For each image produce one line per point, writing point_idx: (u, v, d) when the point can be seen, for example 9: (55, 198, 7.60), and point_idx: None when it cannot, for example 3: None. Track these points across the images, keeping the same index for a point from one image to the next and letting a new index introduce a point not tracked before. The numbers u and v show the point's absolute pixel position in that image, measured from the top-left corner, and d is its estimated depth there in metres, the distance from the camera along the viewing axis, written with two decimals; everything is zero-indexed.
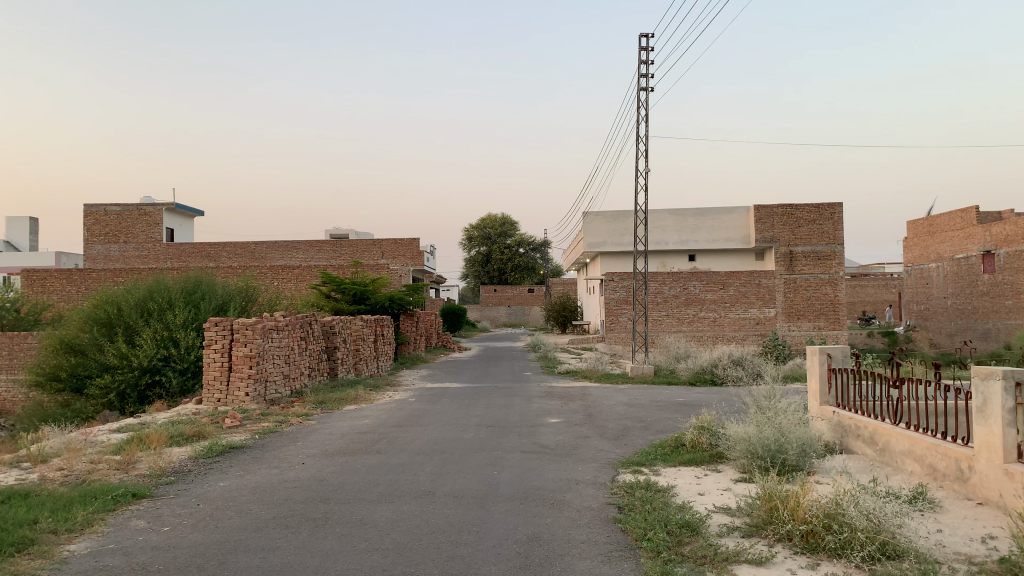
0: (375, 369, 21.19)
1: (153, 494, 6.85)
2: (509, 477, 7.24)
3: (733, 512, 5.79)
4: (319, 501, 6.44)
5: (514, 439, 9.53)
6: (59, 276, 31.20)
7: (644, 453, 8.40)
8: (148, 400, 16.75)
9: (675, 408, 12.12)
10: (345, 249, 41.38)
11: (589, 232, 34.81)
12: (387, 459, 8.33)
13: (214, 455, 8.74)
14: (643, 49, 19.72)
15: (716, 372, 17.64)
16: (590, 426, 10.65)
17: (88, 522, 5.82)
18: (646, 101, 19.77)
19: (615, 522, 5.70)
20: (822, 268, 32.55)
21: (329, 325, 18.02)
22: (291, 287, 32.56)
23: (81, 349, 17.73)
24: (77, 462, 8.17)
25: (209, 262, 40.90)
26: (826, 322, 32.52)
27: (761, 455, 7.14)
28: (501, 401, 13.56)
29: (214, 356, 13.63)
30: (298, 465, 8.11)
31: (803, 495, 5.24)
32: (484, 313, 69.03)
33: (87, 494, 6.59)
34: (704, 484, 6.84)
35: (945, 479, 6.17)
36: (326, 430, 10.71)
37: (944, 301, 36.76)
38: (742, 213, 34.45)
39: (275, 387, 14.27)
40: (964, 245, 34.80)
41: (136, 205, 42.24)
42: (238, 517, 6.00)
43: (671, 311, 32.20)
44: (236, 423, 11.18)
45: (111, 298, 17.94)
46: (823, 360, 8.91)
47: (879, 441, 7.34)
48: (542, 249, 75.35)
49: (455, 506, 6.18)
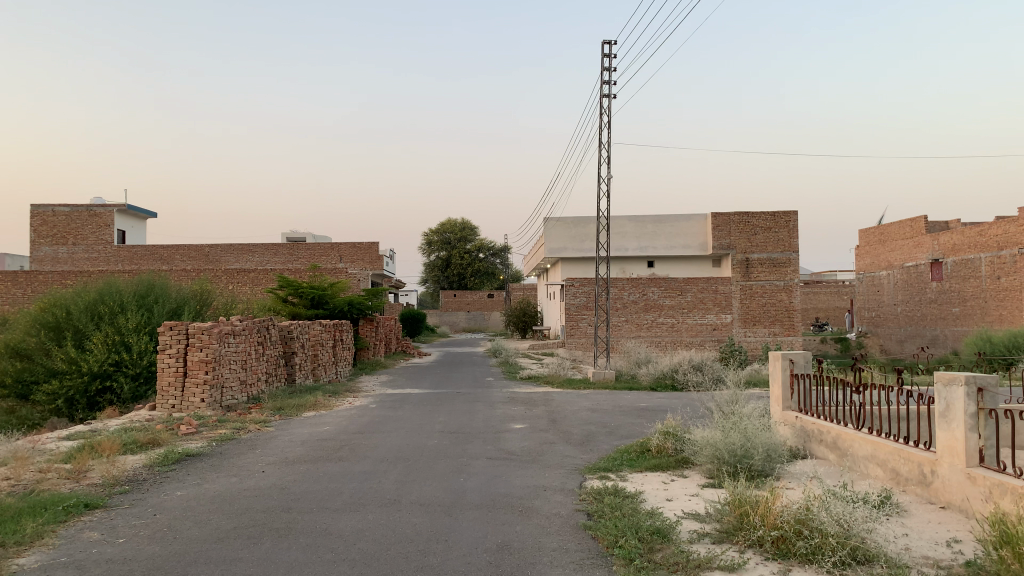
0: (334, 375, 20.91)
1: (107, 505, 6.60)
2: (476, 484, 7.14)
3: (703, 518, 5.78)
4: (281, 510, 6.27)
5: (479, 445, 9.44)
6: (4, 279, 30.21)
7: (609, 459, 8.38)
8: (99, 407, 16.24)
9: (639, 413, 12.15)
10: (303, 253, 40.86)
11: (550, 237, 34.86)
12: (350, 466, 8.16)
13: (169, 463, 8.47)
14: (606, 56, 19.80)
15: (677, 377, 17.72)
16: (554, 432, 10.61)
17: (38, 534, 5.57)
18: (610, 107, 19.87)
19: (585, 529, 5.65)
20: (778, 275, 33.07)
21: (287, 330, 17.71)
22: (247, 290, 31.97)
23: (28, 353, 17.15)
24: (25, 471, 7.85)
25: (162, 264, 40.02)
26: (782, 328, 33.03)
27: (727, 461, 7.16)
28: (463, 407, 13.45)
29: (169, 361, 13.28)
30: (258, 474, 7.90)
31: (773, 501, 5.25)
32: (443, 318, 68.71)
33: (35, 504, 6.32)
34: (672, 490, 6.82)
35: (908, 484, 6.24)
36: (285, 437, 10.48)
37: (894, 308, 37.61)
38: (700, 221, 34.85)
39: (232, 393, 13.94)
40: (913, 253, 35.70)
41: (86, 206, 41.17)
42: (197, 527, 5.80)
43: (631, 317, 32.37)
44: (192, 430, 10.89)
45: (60, 301, 17.43)
46: (786, 366, 9.00)
47: (842, 446, 7.41)
48: (502, 255, 75.47)
49: (422, 514, 6.08)
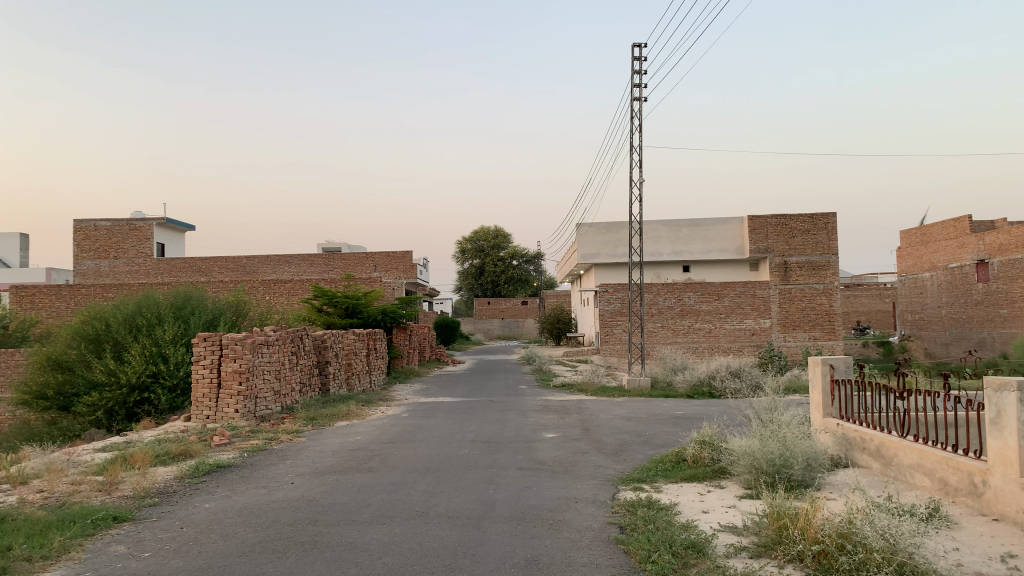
0: (368, 384, 20.93)
1: (135, 517, 6.57)
2: (506, 496, 7.00)
3: (740, 531, 5.56)
4: (308, 523, 6.19)
5: (510, 455, 9.30)
6: (49, 292, 30.87)
7: (644, 469, 8.15)
8: (137, 417, 16.42)
9: (675, 422, 11.90)
10: (338, 263, 41.14)
11: (583, 243, 34.63)
12: (379, 477, 8.06)
13: (200, 475, 8.45)
14: (636, 59, 19.59)
15: (714, 384, 17.40)
16: (587, 440, 10.41)
17: (65, 548, 5.55)
18: (640, 111, 19.64)
19: (617, 544, 5.46)
20: (817, 278, 32.43)
21: (321, 339, 17.74)
22: (283, 301, 32.24)
23: (68, 365, 17.40)
24: (58, 483, 7.89)
25: (200, 276, 40.60)
26: (822, 332, 32.40)
27: (765, 470, 6.91)
28: (496, 416, 13.31)
29: (203, 372, 13.36)
30: (287, 485, 7.84)
31: (813, 514, 5.01)
32: (477, 326, 68.88)
33: (65, 517, 6.32)
34: (708, 501, 6.60)
35: (957, 495, 5.96)
36: (317, 447, 10.43)
37: (938, 310, 36.68)
38: (736, 224, 34.32)
39: (266, 403, 13.98)
40: (957, 254, 34.81)
41: (126, 220, 41.96)
42: (223, 541, 5.74)
43: (667, 322, 31.99)
44: (225, 441, 10.91)
45: (99, 313, 17.67)
46: (827, 372, 8.71)
47: (887, 454, 7.12)
48: (536, 262, 75.36)
49: (449, 527, 5.94)
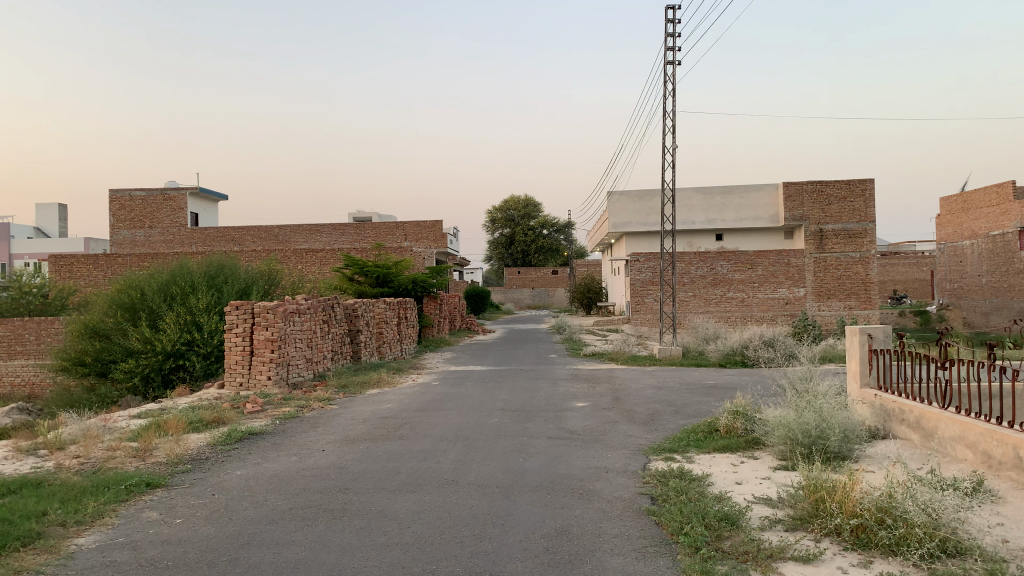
0: (399, 352, 21.02)
1: (168, 484, 6.63)
2: (536, 465, 6.94)
3: (775, 503, 5.44)
4: (338, 491, 6.19)
5: (540, 423, 9.24)
6: (86, 262, 31.36)
7: (675, 439, 8.04)
8: (172, 384, 16.66)
9: (707, 391, 11.76)
10: (369, 232, 41.24)
11: (614, 212, 34.26)
12: (409, 445, 8.05)
13: (232, 442, 8.53)
14: (670, 21, 19.11)
15: (747, 353, 17.18)
16: (618, 410, 10.31)
17: (99, 513, 5.60)
18: (674, 75, 19.20)
19: (649, 514, 5.38)
20: (854, 246, 31.83)
21: (352, 308, 17.79)
22: (315, 270, 32.44)
23: (105, 333, 17.66)
24: (94, 449, 8.00)
25: (233, 246, 41.00)
26: (857, 301, 31.90)
27: (800, 442, 6.75)
28: (527, 384, 13.27)
29: (236, 340, 13.46)
30: (317, 452, 7.86)
31: (851, 486, 4.87)
32: (508, 295, 68.95)
33: (99, 483, 6.39)
34: (741, 472, 6.48)
35: (1000, 468, 5.77)
36: (348, 415, 10.47)
37: (978, 279, 35.86)
38: (771, 191, 33.63)
39: (298, 370, 14.08)
40: (1000, 221, 33.86)
41: (160, 190, 42.38)
42: (253, 508, 5.75)
43: (699, 291, 31.64)
44: (257, 408, 11.00)
45: (134, 283, 17.87)
46: (864, 341, 8.48)
47: (927, 426, 6.93)
48: (566, 231, 74.97)
49: (478, 496, 5.89)
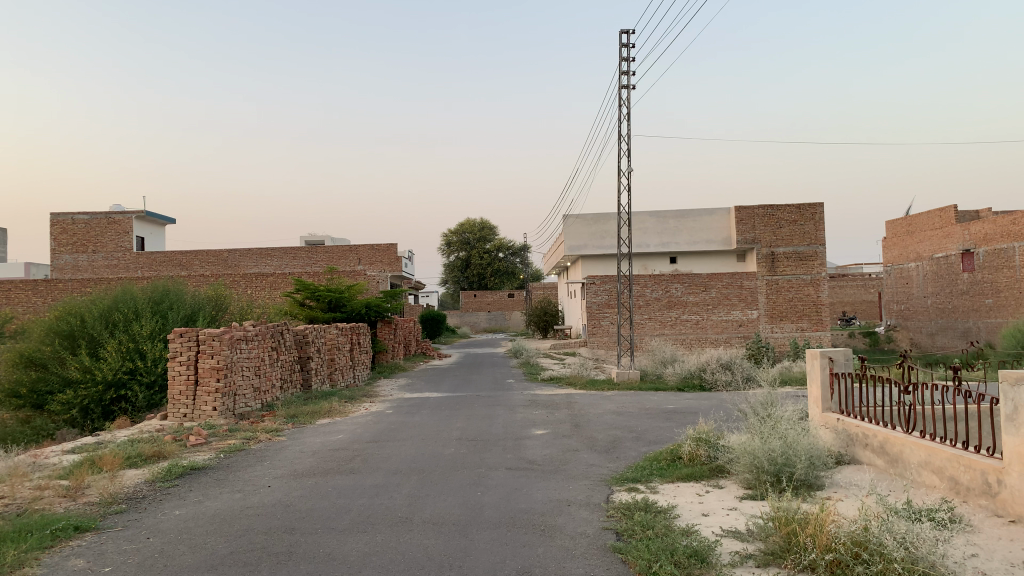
0: (352, 379, 20.53)
1: (99, 527, 6.16)
2: (494, 499, 6.63)
3: (744, 536, 5.22)
4: (283, 532, 5.79)
5: (498, 454, 8.93)
6: (25, 288, 30.16)
7: (638, 468, 7.80)
8: (113, 416, 15.92)
9: (667, 417, 11.59)
10: (322, 255, 40.59)
11: (569, 235, 34.27)
12: (360, 479, 7.68)
13: (172, 479, 8.04)
14: (624, 47, 19.15)
15: (705, 376, 17.09)
16: (578, 437, 10.08)
17: (18, 563, 5.13)
18: (628, 99, 19.21)
19: (614, 552, 5.11)
20: (804, 269, 32.30)
21: (303, 334, 17.30)
22: (265, 295, 31.68)
23: (41, 362, 16.83)
24: (20, 489, 7.46)
25: (181, 270, 39.94)
26: (809, 323, 32.30)
27: (766, 470, 6.58)
28: (483, 411, 12.96)
29: (180, 369, 12.90)
30: (263, 489, 7.42)
31: (824, 519, 4.66)
32: (463, 318, 68.60)
33: (23, 528, 5.89)
34: (707, 503, 6.26)
35: (970, 495, 5.64)
36: (297, 448, 10.00)
37: (924, 300, 36.67)
38: (723, 215, 34.00)
39: (245, 400, 13.55)
40: (943, 244, 34.78)
41: (105, 213, 41.23)
42: (190, 553, 5.33)
43: (654, 314, 31.75)
44: (201, 441, 10.48)
45: (74, 309, 17.11)
46: (825, 365, 8.38)
47: (891, 451, 6.82)
48: (521, 254, 75.05)
49: (434, 535, 5.57)
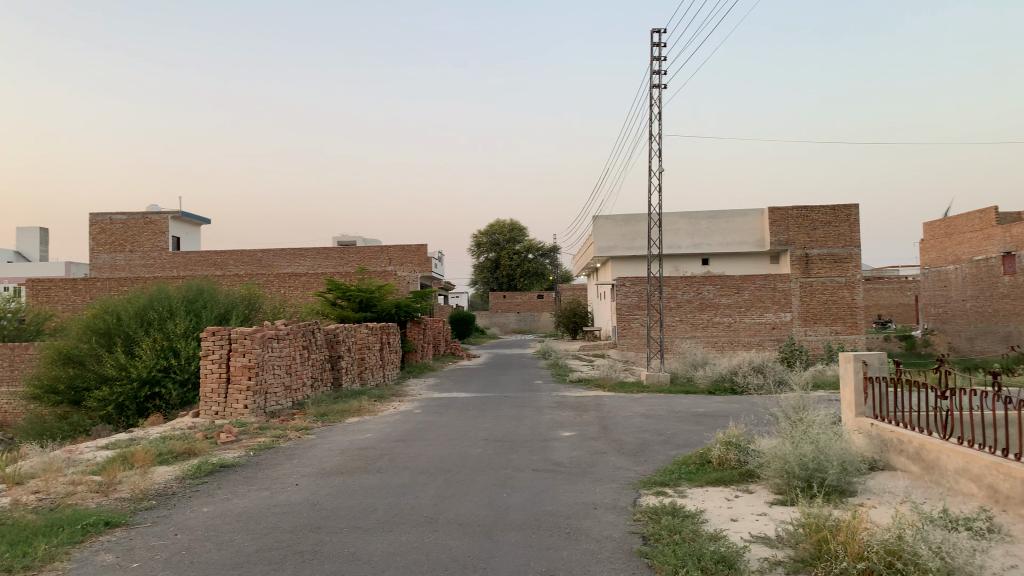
0: (382, 378, 20.63)
1: (129, 522, 6.23)
2: (520, 500, 6.59)
3: (774, 542, 5.12)
4: (309, 530, 5.82)
5: (525, 455, 8.90)
6: (64, 286, 30.78)
7: (666, 472, 7.71)
8: (147, 412, 16.16)
9: (696, 419, 11.47)
10: (353, 256, 40.91)
11: (600, 236, 34.14)
12: (387, 479, 7.70)
13: (202, 475, 8.12)
14: (655, 46, 19.07)
15: (736, 380, 16.89)
16: (605, 439, 10.01)
17: (49, 557, 5.20)
18: (660, 99, 19.11)
19: (640, 556, 5.05)
20: (839, 271, 31.88)
21: (333, 333, 17.42)
22: (297, 294, 32.00)
23: (79, 359, 17.15)
24: (55, 483, 7.58)
25: (216, 270, 40.49)
26: (844, 326, 31.82)
27: (797, 475, 6.45)
28: (511, 412, 12.91)
29: (212, 367, 13.04)
30: (290, 487, 7.46)
31: (856, 526, 4.55)
32: (493, 319, 68.67)
33: (54, 522, 5.97)
34: (737, 508, 6.15)
35: (1009, 504, 5.47)
36: (325, 446, 10.06)
37: (962, 304, 35.91)
38: (756, 216, 33.63)
39: (276, 398, 13.68)
40: (983, 246, 34.04)
41: (142, 213, 41.93)
42: (218, 550, 5.37)
43: (686, 316, 31.45)
44: (231, 438, 10.58)
45: (111, 307, 17.40)
46: (859, 368, 8.20)
47: (927, 457, 6.65)
48: (551, 255, 74.98)
49: (459, 536, 5.55)
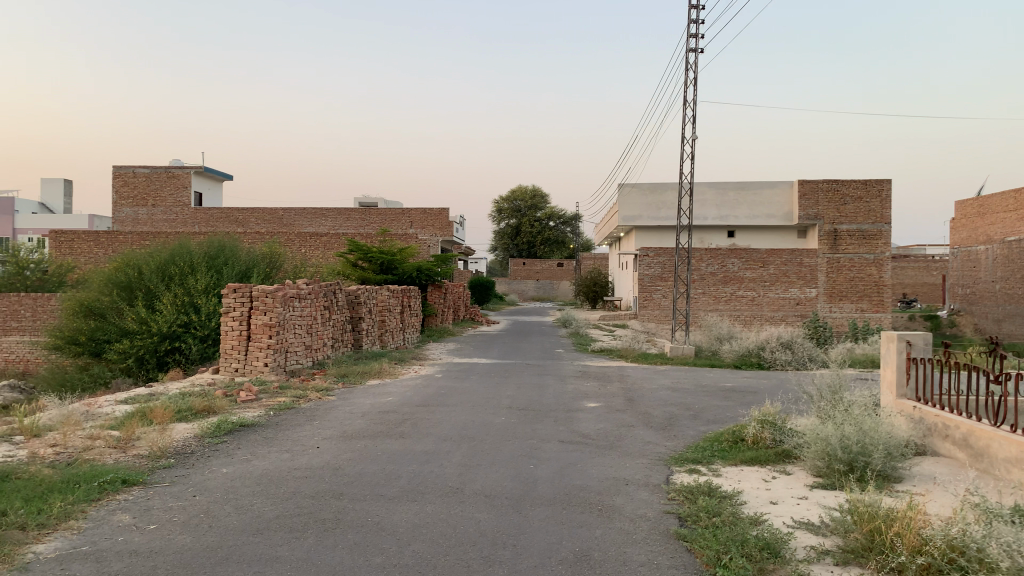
0: (402, 341, 20.48)
1: (147, 481, 6.06)
2: (548, 474, 6.35)
3: (818, 530, 4.86)
4: (330, 496, 5.62)
5: (550, 425, 8.67)
6: (87, 239, 30.78)
7: (698, 449, 7.43)
8: (167, 367, 16.08)
9: (724, 395, 11.16)
10: (374, 218, 40.68)
11: (624, 205, 33.64)
12: (411, 445, 7.49)
13: (221, 435, 7.94)
14: (694, 8, 18.42)
15: (764, 355, 16.54)
16: (632, 412, 9.73)
17: (65, 515, 5.03)
18: (696, 63, 18.46)
19: (678, 539, 4.79)
20: (868, 247, 31.25)
21: (354, 294, 17.22)
22: (318, 254, 31.83)
23: (100, 312, 17.07)
24: (72, 437, 7.43)
25: (237, 227, 40.46)
26: (869, 304, 31.36)
27: (839, 458, 6.15)
28: (534, 381, 12.67)
29: (232, 324, 12.87)
30: (311, 450, 7.27)
31: (914, 517, 4.26)
32: (512, 286, 68.29)
33: (71, 478, 5.81)
34: (775, 490, 5.88)
35: None
36: (346, 408, 9.87)
37: (992, 285, 35.14)
38: (786, 189, 32.93)
39: (296, 357, 13.53)
40: (1016, 227, 33.18)
41: (164, 167, 41.81)
42: (237, 515, 5.18)
43: (709, 289, 30.92)
44: (251, 397, 10.42)
45: (133, 261, 17.27)
46: (903, 349, 7.83)
47: (976, 445, 6.35)
48: (572, 224, 74.33)
49: (486, 510, 5.31)
